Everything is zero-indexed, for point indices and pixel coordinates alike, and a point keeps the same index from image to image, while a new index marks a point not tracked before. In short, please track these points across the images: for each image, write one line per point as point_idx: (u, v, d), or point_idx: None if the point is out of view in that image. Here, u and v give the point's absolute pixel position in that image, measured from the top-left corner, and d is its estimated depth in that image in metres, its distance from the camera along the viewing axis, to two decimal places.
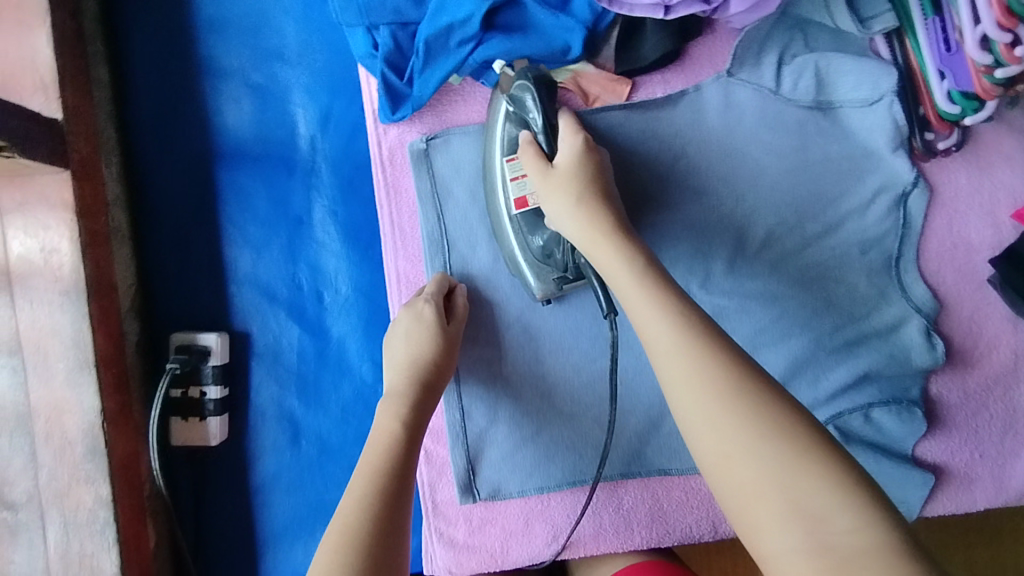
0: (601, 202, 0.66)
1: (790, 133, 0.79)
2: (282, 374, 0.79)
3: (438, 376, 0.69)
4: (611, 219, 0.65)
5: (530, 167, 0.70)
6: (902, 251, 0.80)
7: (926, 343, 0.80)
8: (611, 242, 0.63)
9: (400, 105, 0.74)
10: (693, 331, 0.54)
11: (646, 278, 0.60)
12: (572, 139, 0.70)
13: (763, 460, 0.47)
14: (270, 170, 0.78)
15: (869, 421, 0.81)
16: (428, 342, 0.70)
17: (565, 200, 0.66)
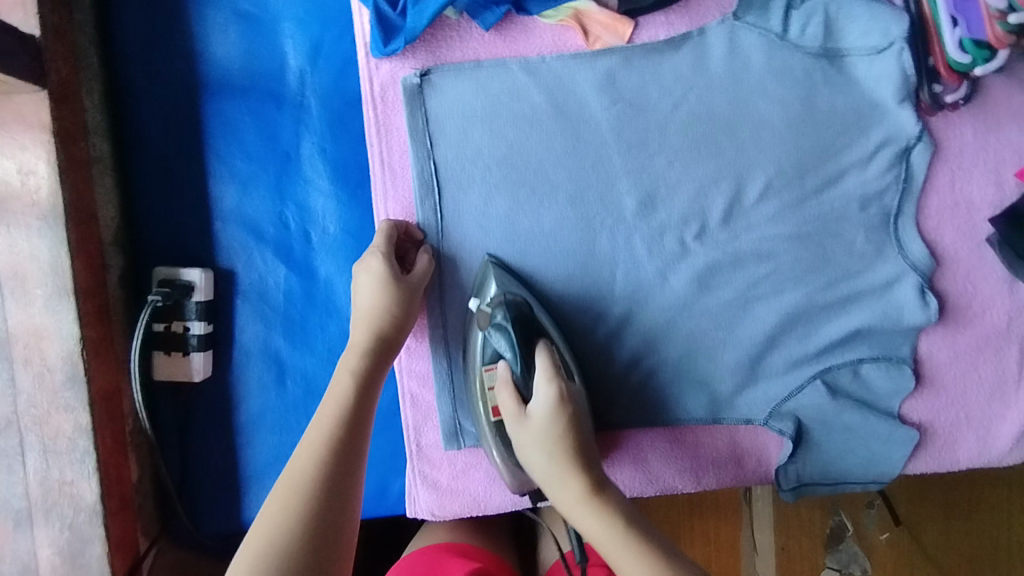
0: (576, 464, 0.65)
1: (794, 83, 0.77)
2: (268, 313, 0.78)
3: (397, 330, 0.70)
4: (586, 478, 0.64)
5: (503, 395, 0.71)
6: (901, 207, 0.79)
7: (920, 302, 0.79)
8: (591, 508, 0.62)
9: (392, 38, 0.72)
10: (603, 501, 0.63)
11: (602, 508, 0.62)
12: (548, 386, 0.68)
13: None
14: (258, 103, 0.76)
15: (857, 377, 0.80)
16: (388, 295, 0.70)
17: (539, 455, 0.66)
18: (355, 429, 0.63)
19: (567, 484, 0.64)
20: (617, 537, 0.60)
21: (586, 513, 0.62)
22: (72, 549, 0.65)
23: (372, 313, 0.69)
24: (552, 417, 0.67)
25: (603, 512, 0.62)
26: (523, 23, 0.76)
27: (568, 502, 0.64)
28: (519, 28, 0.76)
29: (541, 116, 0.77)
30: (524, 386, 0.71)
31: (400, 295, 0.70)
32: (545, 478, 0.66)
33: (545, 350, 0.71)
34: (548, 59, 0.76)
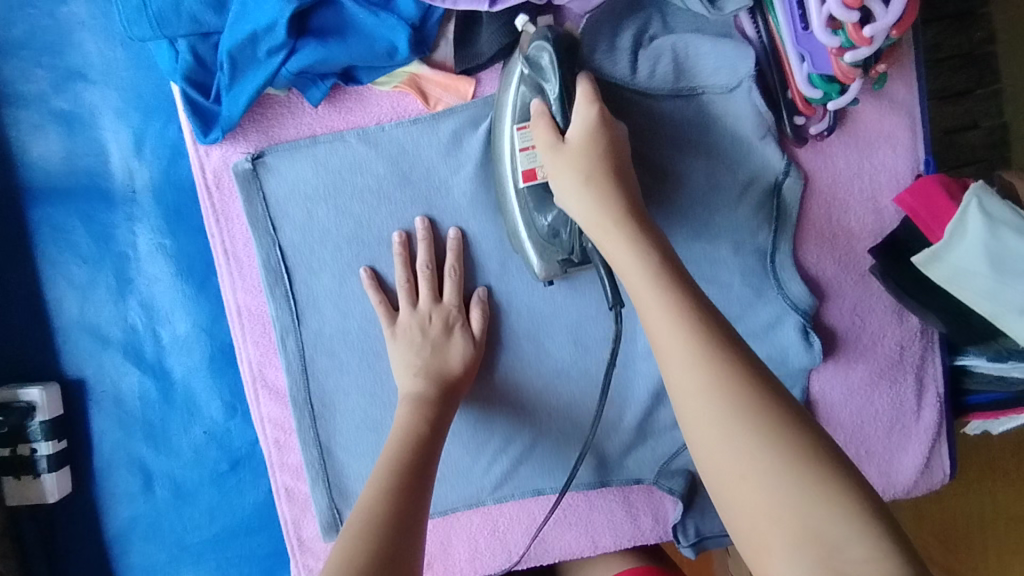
0: (612, 179, 0.59)
1: (650, 127, 0.73)
2: (126, 420, 0.74)
3: (460, 380, 0.70)
4: (624, 204, 0.57)
5: (538, 129, 0.63)
6: (777, 245, 0.76)
7: (803, 344, 0.76)
8: (623, 236, 0.55)
9: (211, 126, 0.67)
10: (651, 255, 0.53)
11: (662, 276, 0.52)
12: (588, 108, 0.61)
13: (733, 450, 0.44)
14: (86, 204, 0.72)
15: None
16: (433, 352, 0.70)
17: (571, 182, 0.59)
18: (423, 464, 0.62)
19: (608, 224, 0.56)
20: (674, 320, 0.49)
21: (636, 266, 0.53)
22: None
23: (424, 362, 0.70)
24: (591, 107, 0.61)
25: (664, 288, 0.51)
26: (357, 91, 0.72)
27: (609, 244, 0.56)
28: (353, 97, 0.72)
29: (386, 186, 0.72)
30: (564, 125, 0.62)
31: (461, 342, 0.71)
32: (624, 273, 0.54)
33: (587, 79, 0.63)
34: (388, 128, 0.72)
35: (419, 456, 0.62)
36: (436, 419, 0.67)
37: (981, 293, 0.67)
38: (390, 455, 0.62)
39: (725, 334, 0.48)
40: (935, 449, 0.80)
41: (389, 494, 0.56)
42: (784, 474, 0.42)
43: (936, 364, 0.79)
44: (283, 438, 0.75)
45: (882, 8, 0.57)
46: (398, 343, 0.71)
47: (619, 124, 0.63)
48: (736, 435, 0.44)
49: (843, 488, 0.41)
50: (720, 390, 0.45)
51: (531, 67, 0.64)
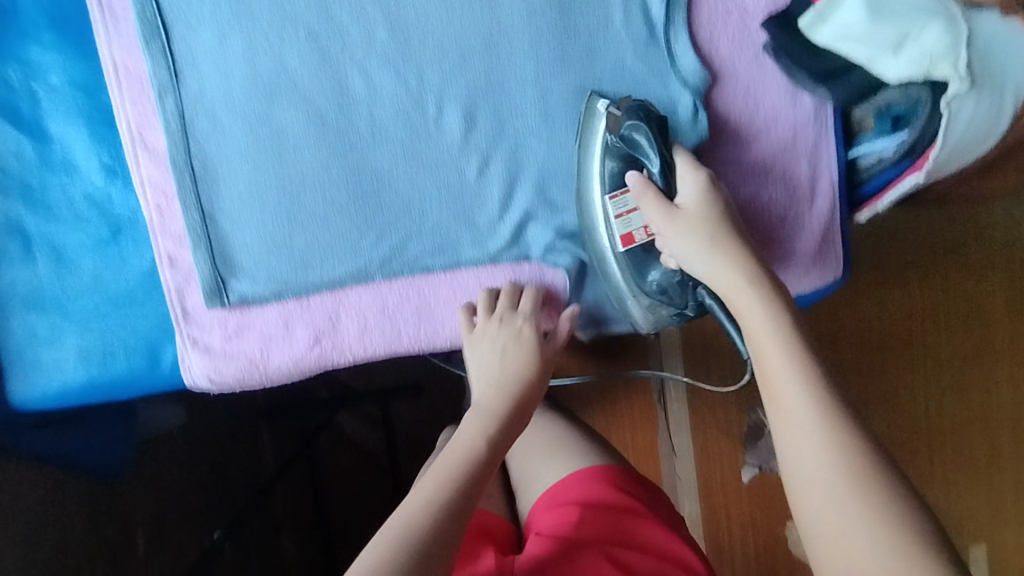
0: (735, 237, 0.64)
1: None
2: (3, 181, 0.73)
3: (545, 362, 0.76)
4: (750, 258, 0.63)
5: (646, 204, 0.67)
6: (671, 16, 0.74)
7: (692, 121, 0.75)
8: (740, 272, 0.61)
9: None
10: (789, 323, 0.56)
11: (794, 344, 0.55)
12: (694, 176, 0.67)
13: (828, 493, 0.48)
14: None
15: None
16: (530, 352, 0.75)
17: (698, 240, 0.64)
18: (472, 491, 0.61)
19: (732, 278, 0.61)
20: (786, 365, 0.53)
21: (757, 323, 0.57)
22: None
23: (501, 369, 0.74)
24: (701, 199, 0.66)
25: (809, 378, 0.52)
26: None
27: (747, 314, 0.59)
28: None
29: None
30: (665, 188, 0.68)
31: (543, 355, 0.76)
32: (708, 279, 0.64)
33: (687, 154, 0.68)
34: None
35: (505, 427, 0.70)
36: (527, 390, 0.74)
37: (858, 43, 0.67)
38: (487, 409, 0.71)
39: (845, 403, 0.51)
40: (826, 237, 0.81)
41: (470, 455, 0.65)
42: (870, 518, 0.46)
43: (832, 151, 0.77)
44: (164, 202, 0.74)
45: None
46: (477, 346, 0.75)
47: (728, 194, 0.68)
48: (841, 489, 0.47)
49: (898, 535, 0.45)
50: (832, 429, 0.49)
51: (620, 142, 0.70)
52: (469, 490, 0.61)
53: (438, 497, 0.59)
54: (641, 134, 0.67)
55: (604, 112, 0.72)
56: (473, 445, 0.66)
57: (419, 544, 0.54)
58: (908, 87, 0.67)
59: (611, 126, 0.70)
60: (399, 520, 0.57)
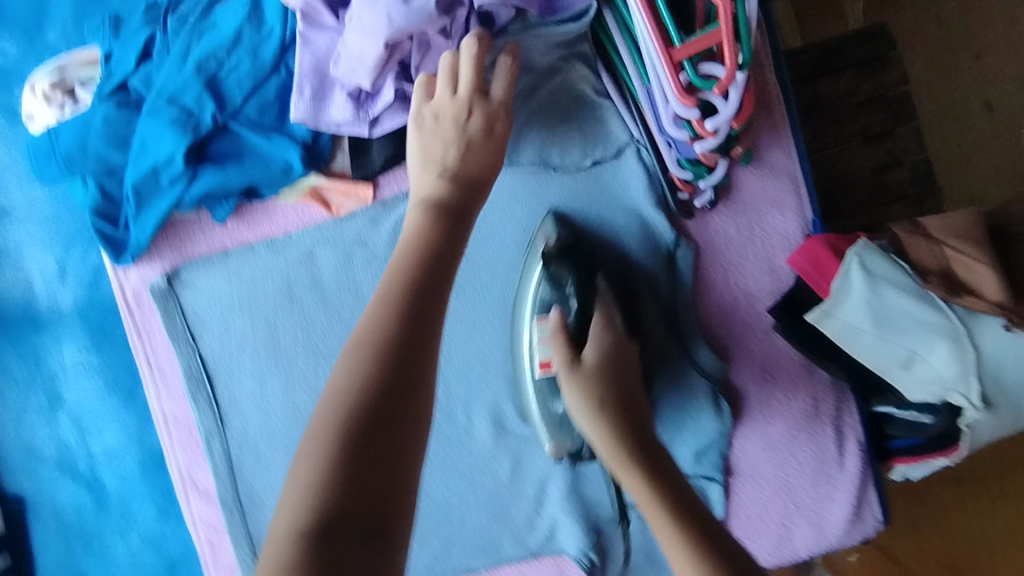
0: (622, 433, 0.61)
1: (541, 205, 0.79)
2: (66, 532, 0.78)
3: (475, 185, 0.60)
4: (611, 399, 0.64)
5: (556, 346, 0.69)
6: (679, 312, 0.78)
7: (715, 411, 0.78)
8: (600, 402, 0.64)
9: (124, 251, 0.73)
10: (609, 372, 0.66)
11: (611, 405, 0.63)
12: (599, 328, 0.70)
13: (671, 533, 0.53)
14: (20, 331, 0.78)
15: None
16: (469, 94, 0.61)
17: (579, 406, 0.64)
18: (401, 351, 0.47)
19: (602, 443, 0.61)
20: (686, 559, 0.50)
21: (586, 397, 0.64)
22: None
23: (447, 161, 0.60)
24: (591, 379, 0.65)
25: (647, 480, 0.57)
26: (263, 204, 0.76)
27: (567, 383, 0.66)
28: (261, 210, 0.76)
29: (285, 291, 0.76)
30: (576, 329, 0.71)
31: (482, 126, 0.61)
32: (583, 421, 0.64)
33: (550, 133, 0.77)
34: (295, 236, 0.76)
35: (420, 270, 0.52)
36: (438, 239, 0.55)
37: (869, 351, 0.70)
38: (392, 275, 0.52)
39: (676, 492, 0.56)
40: (861, 497, 0.80)
41: (389, 323, 0.48)
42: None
43: (854, 414, 0.79)
44: (215, 538, 0.77)
45: (723, 102, 0.60)
46: (427, 120, 0.61)
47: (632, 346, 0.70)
48: (676, 543, 0.52)
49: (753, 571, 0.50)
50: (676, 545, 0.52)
51: (552, 280, 0.74)
52: (402, 355, 0.47)
53: (350, 381, 0.45)
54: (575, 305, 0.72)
55: (545, 245, 0.76)
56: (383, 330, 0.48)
57: (336, 460, 0.42)
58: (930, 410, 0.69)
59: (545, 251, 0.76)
60: (312, 430, 0.44)
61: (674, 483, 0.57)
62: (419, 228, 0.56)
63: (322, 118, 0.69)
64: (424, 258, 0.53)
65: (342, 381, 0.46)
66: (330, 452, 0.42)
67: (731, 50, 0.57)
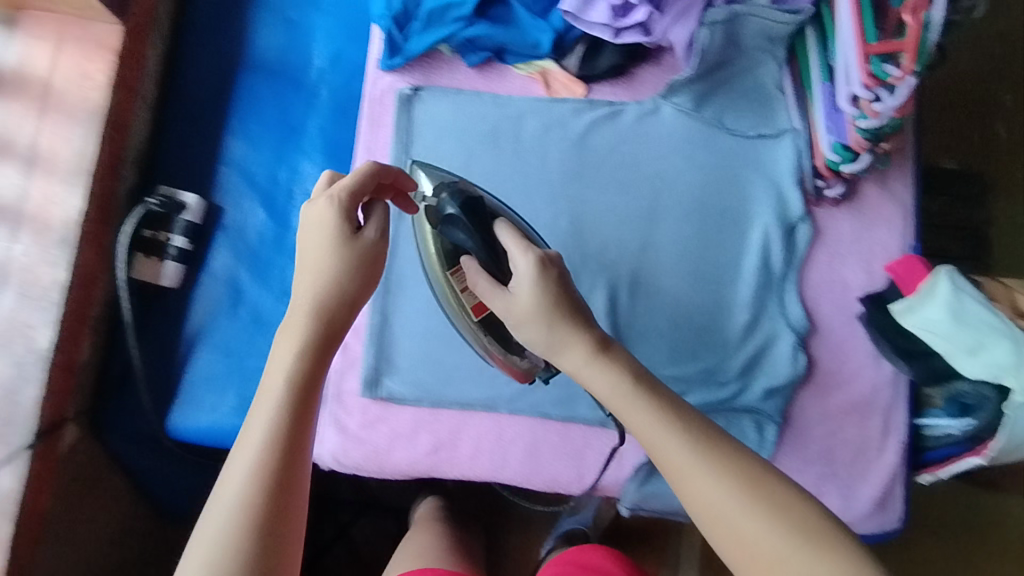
0: (581, 326, 0.70)
1: (706, 152, 0.95)
2: (240, 249, 0.92)
3: (373, 263, 0.68)
4: (590, 340, 0.69)
5: (482, 284, 0.74)
6: (786, 273, 0.94)
7: (791, 358, 0.92)
8: (598, 367, 0.68)
9: (395, 54, 0.92)
10: (595, 340, 0.69)
11: (628, 378, 0.67)
12: (531, 264, 0.70)
13: (762, 523, 0.59)
14: (280, 87, 0.94)
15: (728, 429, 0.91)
16: (349, 263, 0.67)
17: (574, 360, 0.69)
18: (296, 447, 0.59)
19: (625, 395, 0.67)
20: (697, 464, 0.62)
21: (574, 352, 0.69)
22: (10, 386, 0.74)
23: (315, 269, 0.66)
24: (551, 326, 0.69)
25: (681, 433, 0.64)
26: (500, 66, 0.96)
27: (546, 344, 0.70)
28: (497, 70, 0.96)
29: (490, 136, 0.95)
30: (499, 270, 0.74)
31: (359, 265, 0.67)
32: (578, 373, 0.70)
33: (504, 224, 0.74)
34: (515, 98, 0.95)
35: (331, 319, 0.65)
36: (343, 317, 0.66)
37: (942, 338, 0.83)
38: (284, 385, 0.61)
39: (706, 435, 0.64)
40: (888, 488, 0.91)
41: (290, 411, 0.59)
42: (827, 556, 0.57)
43: (901, 414, 0.92)
44: None
45: (889, 94, 0.79)
46: (307, 234, 0.66)
47: (552, 258, 0.72)
48: (710, 473, 0.62)
49: (852, 564, 0.56)
50: (726, 472, 0.62)
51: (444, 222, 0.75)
52: (301, 406, 0.60)
53: (256, 475, 0.57)
54: (460, 231, 0.74)
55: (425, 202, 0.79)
56: (261, 482, 0.57)
57: (243, 561, 0.54)
58: (981, 386, 0.83)
59: (433, 215, 0.77)
60: (206, 530, 0.55)
61: (675, 401, 0.67)
62: (297, 346, 0.63)
63: (582, 16, 0.90)
64: (321, 330, 0.64)
65: (232, 504, 0.56)
66: (228, 563, 0.54)
67: (909, 58, 0.75)
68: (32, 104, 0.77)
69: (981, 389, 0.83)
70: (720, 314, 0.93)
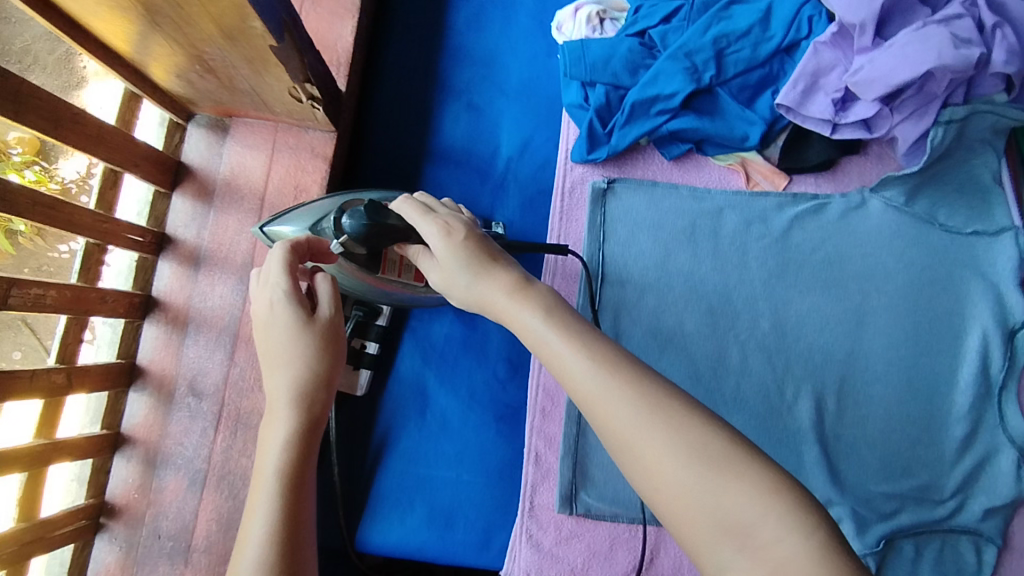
0: (569, 312, 0.56)
1: (916, 250, 0.90)
2: (427, 350, 0.87)
3: (338, 336, 0.61)
4: (560, 312, 0.56)
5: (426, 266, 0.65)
6: (1006, 381, 0.87)
7: (1015, 476, 0.85)
8: (567, 343, 0.53)
9: (596, 148, 0.88)
10: (543, 311, 0.56)
11: (607, 358, 0.51)
12: (439, 230, 0.62)
13: (742, 498, 0.43)
14: (467, 177, 0.90)
15: (946, 554, 0.84)
16: (312, 345, 0.59)
17: (533, 322, 0.56)
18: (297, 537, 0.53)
19: (584, 373, 0.51)
20: (682, 465, 0.45)
21: (533, 330, 0.55)
22: (229, 520, 0.69)
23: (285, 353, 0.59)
24: (468, 272, 0.60)
25: (637, 413, 0.47)
26: (698, 158, 0.92)
27: (538, 342, 0.55)
28: (694, 162, 0.92)
29: (685, 230, 0.90)
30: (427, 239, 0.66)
31: (327, 347, 0.60)
32: (529, 336, 0.56)
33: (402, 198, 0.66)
34: (713, 190, 0.91)
35: (312, 395, 0.59)
36: (322, 397, 0.59)
37: None
38: (274, 473, 0.55)
39: (677, 409, 0.48)
40: None
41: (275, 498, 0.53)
42: (767, 494, 0.43)
43: None
44: (551, 407, 0.85)
45: None
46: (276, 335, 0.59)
47: (461, 222, 0.63)
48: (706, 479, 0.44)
49: (793, 513, 0.42)
50: (738, 476, 0.44)
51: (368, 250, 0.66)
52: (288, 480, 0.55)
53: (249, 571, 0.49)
54: (393, 219, 0.64)
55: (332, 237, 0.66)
56: (276, 552, 0.51)
57: None
58: None
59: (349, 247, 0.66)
60: None
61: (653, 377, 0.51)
62: (290, 428, 0.57)
63: (800, 110, 0.85)
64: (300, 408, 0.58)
65: None
66: None
67: None
68: (250, 217, 0.75)
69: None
70: (935, 425, 0.87)
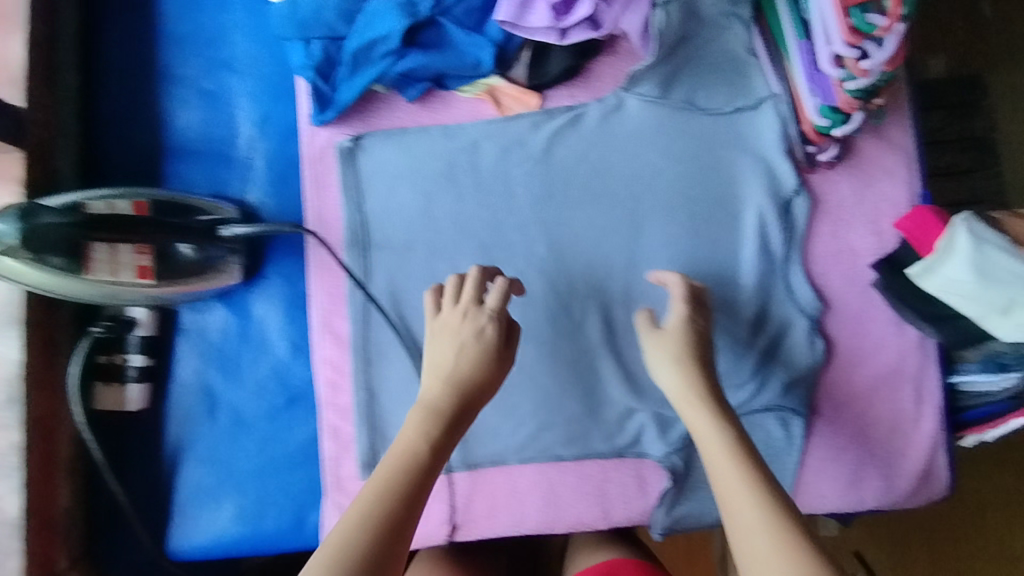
0: (700, 370, 0.67)
1: (682, 141, 0.87)
2: (205, 348, 0.87)
3: (500, 359, 0.67)
4: (706, 383, 0.66)
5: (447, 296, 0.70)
6: (788, 254, 0.86)
7: (808, 343, 0.85)
8: (706, 411, 0.64)
9: (326, 107, 0.84)
10: (700, 365, 0.68)
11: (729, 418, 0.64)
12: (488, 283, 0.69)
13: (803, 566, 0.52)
14: (211, 165, 0.88)
15: (752, 435, 0.85)
16: (483, 355, 0.65)
17: (669, 370, 0.68)
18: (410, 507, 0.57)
19: (694, 400, 0.65)
20: (757, 529, 0.55)
21: (681, 389, 0.66)
22: None
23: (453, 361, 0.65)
24: (677, 366, 0.68)
25: (744, 471, 0.59)
26: (443, 95, 0.88)
27: (691, 415, 0.65)
28: (440, 99, 0.88)
29: (443, 171, 0.87)
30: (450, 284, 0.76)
31: (495, 359, 0.66)
32: (676, 399, 0.67)
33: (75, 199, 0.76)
34: (465, 125, 0.87)
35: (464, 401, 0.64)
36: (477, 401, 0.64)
37: (969, 299, 0.75)
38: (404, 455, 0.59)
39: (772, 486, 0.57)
40: (931, 459, 0.86)
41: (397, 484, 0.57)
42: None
43: (935, 378, 0.85)
44: (338, 378, 0.85)
45: (877, 48, 0.70)
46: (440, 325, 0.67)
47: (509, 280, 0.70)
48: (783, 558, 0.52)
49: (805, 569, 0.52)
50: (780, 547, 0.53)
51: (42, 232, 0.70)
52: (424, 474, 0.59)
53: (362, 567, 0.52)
54: (52, 216, 0.71)
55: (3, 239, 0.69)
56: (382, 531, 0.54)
57: None
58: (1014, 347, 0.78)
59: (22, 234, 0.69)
60: None
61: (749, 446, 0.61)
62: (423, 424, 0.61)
63: (522, 22, 0.82)
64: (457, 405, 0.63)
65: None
66: None
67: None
68: None
69: (1021, 347, 0.77)
70: (725, 312, 0.86)
